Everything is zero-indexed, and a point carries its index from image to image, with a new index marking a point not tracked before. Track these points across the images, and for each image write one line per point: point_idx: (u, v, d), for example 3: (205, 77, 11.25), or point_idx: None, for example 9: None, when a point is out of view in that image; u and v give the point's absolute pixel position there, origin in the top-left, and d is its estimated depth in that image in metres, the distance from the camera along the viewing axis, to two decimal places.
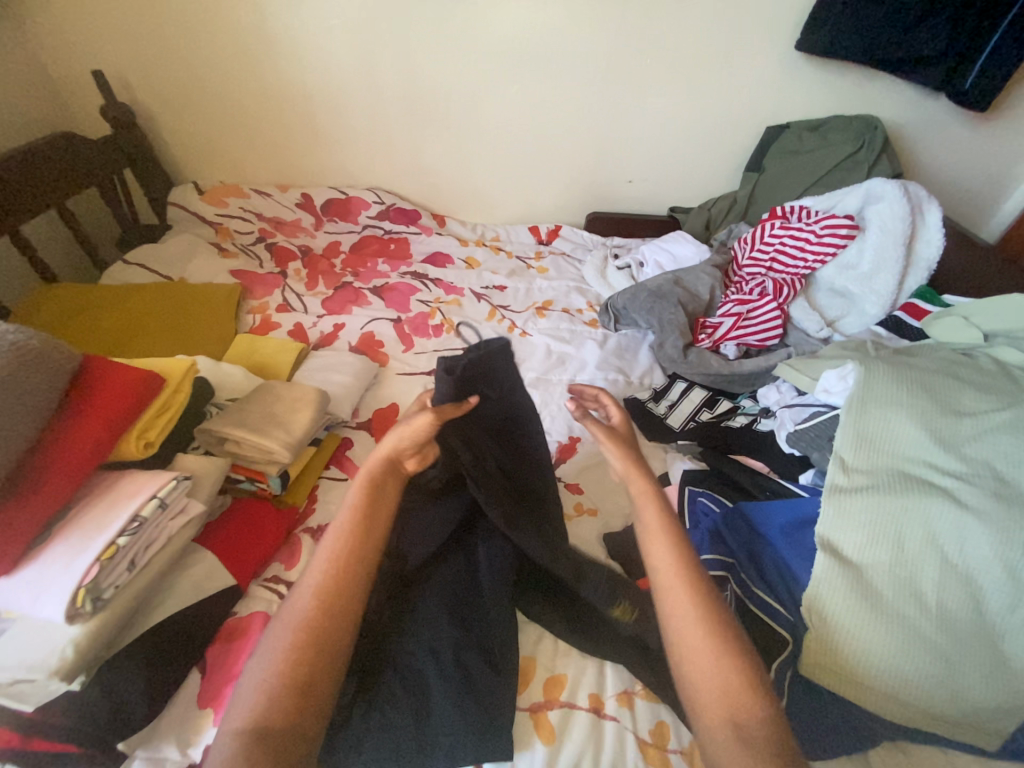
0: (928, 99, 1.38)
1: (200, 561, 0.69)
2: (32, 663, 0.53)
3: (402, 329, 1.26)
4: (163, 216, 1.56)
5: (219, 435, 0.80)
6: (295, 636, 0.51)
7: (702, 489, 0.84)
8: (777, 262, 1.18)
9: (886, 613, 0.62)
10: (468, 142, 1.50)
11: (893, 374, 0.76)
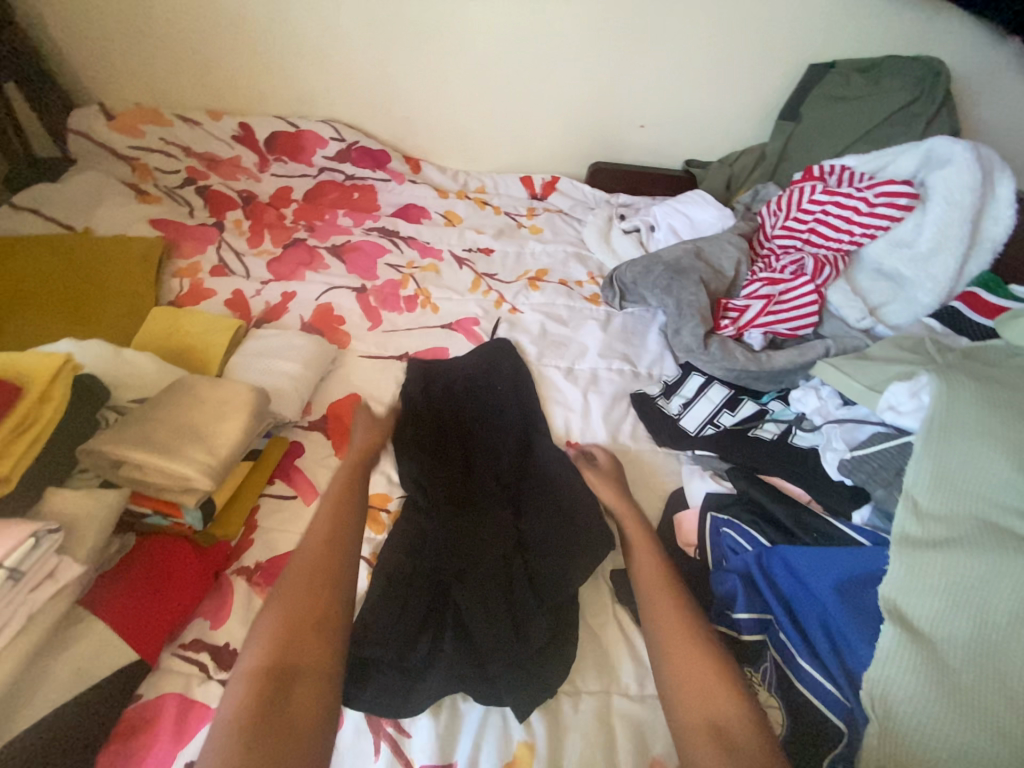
0: (998, 39, 1.16)
1: (84, 636, 0.51)
2: None
3: (367, 301, 1.04)
4: (64, 146, 1.25)
5: (113, 457, 0.60)
6: (256, 681, 0.46)
7: (728, 519, 0.69)
8: (815, 234, 0.99)
9: (973, 705, 0.48)
10: (447, 66, 1.22)
11: (980, 395, 0.61)
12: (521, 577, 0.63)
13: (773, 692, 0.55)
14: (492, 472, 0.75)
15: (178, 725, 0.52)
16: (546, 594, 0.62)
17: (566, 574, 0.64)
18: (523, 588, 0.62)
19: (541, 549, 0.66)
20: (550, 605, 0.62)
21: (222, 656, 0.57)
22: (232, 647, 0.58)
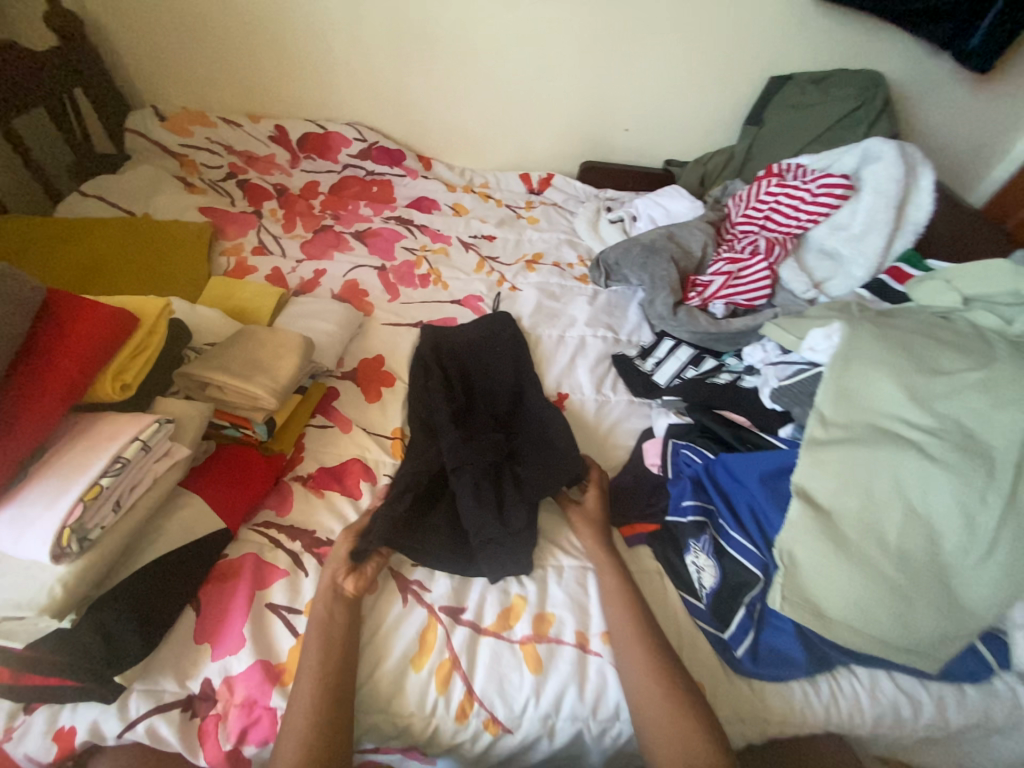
0: (932, 54, 1.34)
1: (187, 504, 0.67)
2: (20, 601, 0.51)
3: (387, 277, 1.21)
4: (121, 144, 1.43)
5: (200, 379, 0.77)
6: (307, 702, 0.56)
7: (686, 442, 0.86)
8: (770, 220, 1.16)
9: (851, 553, 0.66)
10: (457, 77, 1.40)
11: (876, 334, 0.78)
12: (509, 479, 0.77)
13: (708, 555, 0.72)
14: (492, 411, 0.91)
15: (256, 576, 0.67)
16: (529, 492, 0.76)
17: (546, 477, 0.78)
18: (511, 485, 0.77)
19: (525, 460, 0.81)
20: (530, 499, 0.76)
21: (286, 532, 0.73)
22: (294, 526, 0.74)
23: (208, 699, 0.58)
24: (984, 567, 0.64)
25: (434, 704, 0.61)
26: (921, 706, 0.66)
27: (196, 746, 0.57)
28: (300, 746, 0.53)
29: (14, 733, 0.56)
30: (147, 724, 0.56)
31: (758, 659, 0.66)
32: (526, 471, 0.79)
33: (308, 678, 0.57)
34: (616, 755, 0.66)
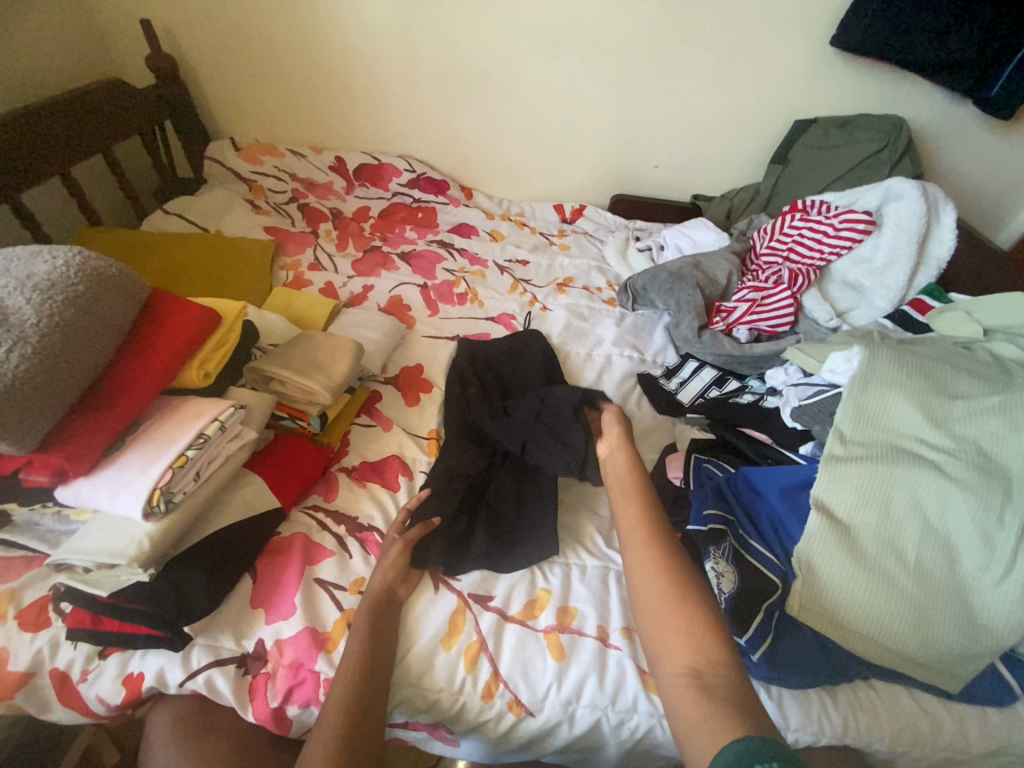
0: (955, 102, 1.40)
1: (250, 482, 0.75)
2: (114, 550, 0.59)
3: (429, 294, 1.30)
4: (199, 170, 1.60)
5: (265, 373, 0.87)
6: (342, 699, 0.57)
7: (708, 456, 0.90)
8: (794, 252, 1.22)
9: (869, 566, 0.68)
10: (500, 117, 1.53)
11: (896, 358, 0.81)
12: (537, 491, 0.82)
13: (728, 562, 0.72)
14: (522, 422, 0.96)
15: (306, 553, 0.73)
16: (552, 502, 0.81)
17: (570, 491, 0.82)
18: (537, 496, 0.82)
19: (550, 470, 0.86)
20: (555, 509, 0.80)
21: (332, 516, 0.80)
22: (337, 512, 0.80)
23: (259, 658, 0.65)
24: (1002, 586, 0.64)
25: (462, 681, 0.66)
26: (942, 725, 0.67)
27: (247, 700, 0.63)
28: (344, 698, 0.57)
29: (89, 675, 0.63)
30: (207, 675, 0.63)
31: (775, 663, 0.66)
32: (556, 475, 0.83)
33: (356, 641, 0.62)
34: (633, 751, 0.68)
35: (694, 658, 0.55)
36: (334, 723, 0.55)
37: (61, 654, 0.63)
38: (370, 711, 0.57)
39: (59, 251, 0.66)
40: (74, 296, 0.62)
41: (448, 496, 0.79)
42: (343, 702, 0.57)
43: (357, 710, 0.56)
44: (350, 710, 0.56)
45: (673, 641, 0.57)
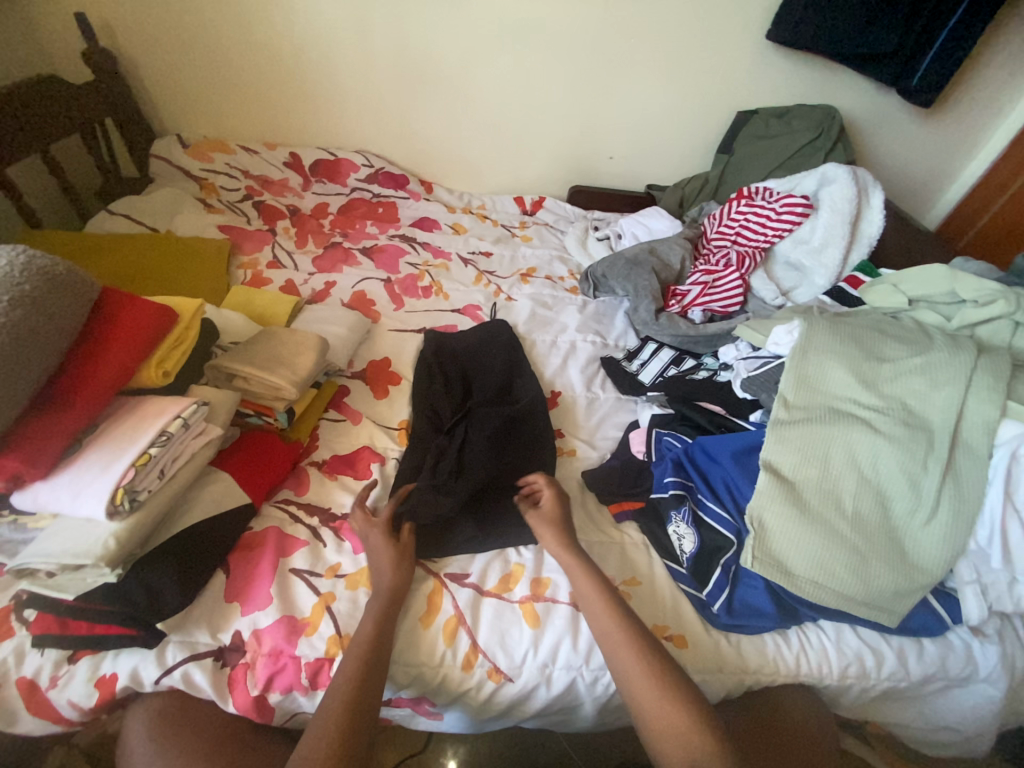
0: (881, 92, 1.51)
1: (217, 478, 0.74)
2: (79, 551, 0.58)
3: (393, 288, 1.30)
4: (145, 168, 1.54)
5: (228, 370, 0.86)
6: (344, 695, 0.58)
7: (667, 430, 0.95)
8: (741, 236, 1.29)
9: (814, 518, 0.74)
10: (457, 111, 1.54)
11: (831, 327, 0.88)
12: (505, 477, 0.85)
13: (687, 526, 0.79)
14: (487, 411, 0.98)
15: (279, 545, 0.74)
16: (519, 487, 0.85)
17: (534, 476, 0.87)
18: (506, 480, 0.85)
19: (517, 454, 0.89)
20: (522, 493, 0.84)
21: (304, 508, 0.80)
22: (311, 504, 0.81)
23: (237, 650, 0.65)
24: (930, 526, 0.72)
25: (442, 655, 0.68)
26: (884, 657, 0.74)
27: (227, 693, 0.64)
28: (348, 691, 0.58)
29: (58, 681, 0.62)
30: (183, 671, 0.63)
31: (733, 612, 0.73)
32: (523, 450, 0.89)
33: (361, 636, 0.63)
34: (607, 707, 0.72)
35: (687, 744, 0.57)
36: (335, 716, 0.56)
37: (28, 662, 0.61)
38: (368, 703, 0.58)
39: (1, 251, 0.64)
40: (21, 295, 0.61)
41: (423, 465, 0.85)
42: (343, 697, 0.57)
43: (356, 704, 0.57)
44: (352, 702, 0.57)
45: (665, 714, 0.59)
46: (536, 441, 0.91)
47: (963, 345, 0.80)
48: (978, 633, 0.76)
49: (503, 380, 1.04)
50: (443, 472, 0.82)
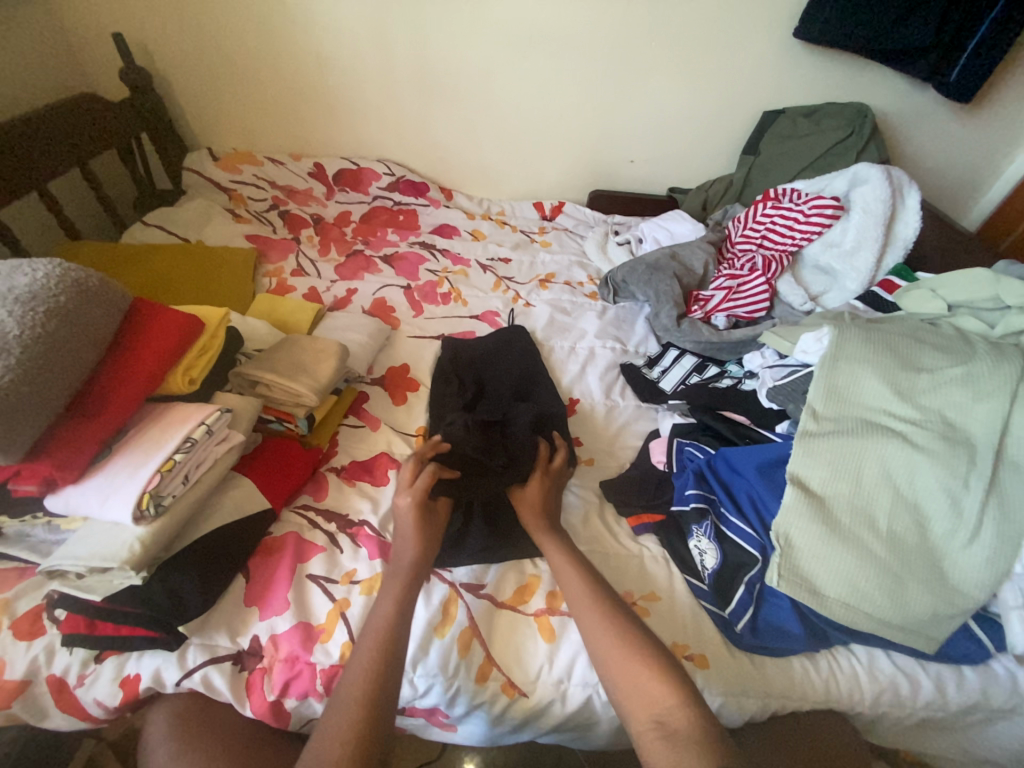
0: (916, 88, 1.45)
1: (239, 484, 0.76)
2: (106, 553, 0.60)
3: (412, 295, 1.31)
4: (177, 180, 1.61)
5: (251, 378, 0.88)
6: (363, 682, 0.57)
7: (689, 439, 0.92)
8: (767, 239, 1.25)
9: (845, 536, 0.71)
10: (476, 118, 1.55)
11: (864, 335, 0.84)
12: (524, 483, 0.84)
13: (710, 541, 0.77)
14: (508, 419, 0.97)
15: (298, 551, 0.75)
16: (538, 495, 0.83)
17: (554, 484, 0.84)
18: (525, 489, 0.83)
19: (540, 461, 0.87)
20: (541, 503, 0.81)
21: (323, 514, 0.81)
22: (330, 510, 0.82)
23: (255, 655, 0.66)
24: (971, 548, 0.68)
25: (456, 669, 0.67)
26: (920, 685, 0.69)
27: (244, 697, 0.64)
28: (364, 678, 0.57)
29: (86, 679, 0.64)
30: (203, 673, 0.64)
31: (757, 632, 0.70)
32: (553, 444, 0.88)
33: (372, 638, 0.61)
34: (624, 726, 0.70)
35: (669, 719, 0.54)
36: (352, 710, 0.54)
37: (58, 660, 0.64)
38: (380, 701, 0.56)
39: (39, 265, 0.67)
40: (55, 306, 0.63)
41: (475, 443, 0.81)
42: (362, 684, 0.56)
43: (371, 697, 0.56)
44: (365, 700, 0.55)
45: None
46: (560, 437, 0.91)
47: (1008, 354, 0.75)
48: None
49: (518, 384, 1.04)
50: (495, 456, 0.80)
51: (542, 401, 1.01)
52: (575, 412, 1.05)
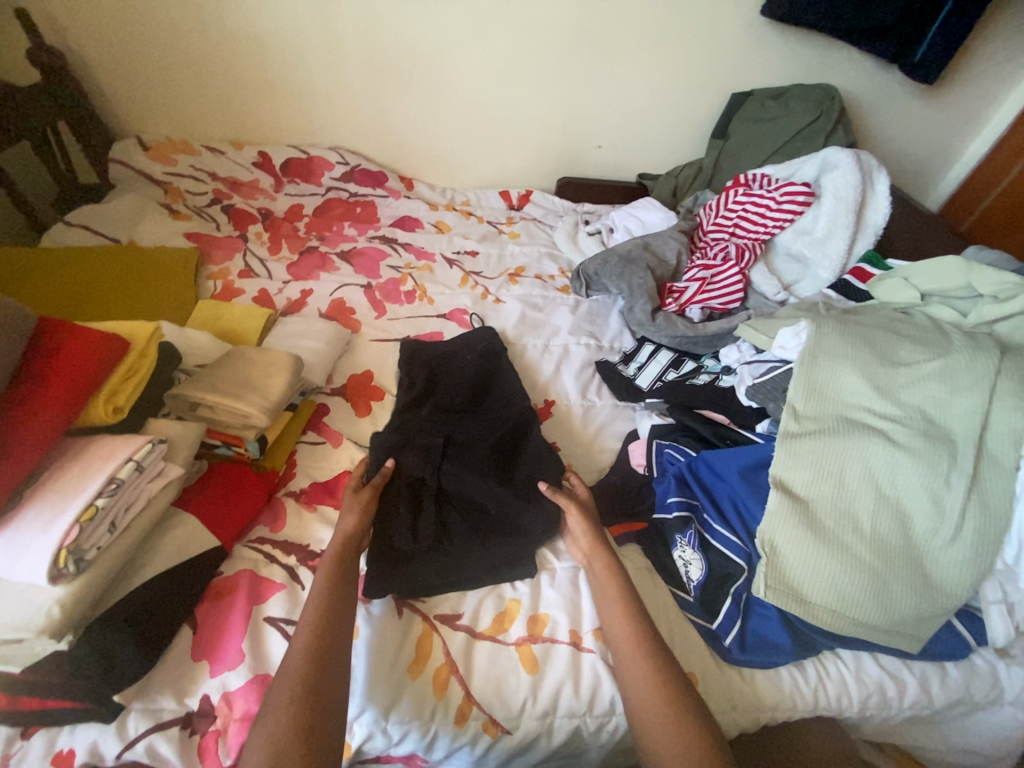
0: (882, 69, 1.43)
1: (181, 524, 0.68)
2: (18, 622, 0.52)
3: (374, 295, 1.23)
4: (105, 174, 1.45)
5: (191, 399, 0.79)
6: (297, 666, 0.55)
7: (669, 441, 0.88)
8: (740, 228, 1.22)
9: (829, 540, 0.69)
10: (435, 102, 1.45)
11: (841, 329, 0.81)
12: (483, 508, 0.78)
13: (694, 550, 0.74)
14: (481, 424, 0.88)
15: (253, 591, 0.68)
16: (501, 522, 0.76)
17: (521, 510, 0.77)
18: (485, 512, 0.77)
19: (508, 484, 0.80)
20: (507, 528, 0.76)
21: (280, 547, 0.74)
22: (288, 541, 0.75)
23: (207, 715, 0.59)
24: (952, 546, 0.67)
25: (433, 712, 0.62)
26: (905, 685, 0.69)
27: (197, 764, 0.57)
28: (301, 662, 0.55)
29: (10, 759, 0.55)
30: (147, 743, 0.57)
31: (746, 647, 0.68)
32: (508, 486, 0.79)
33: (308, 622, 0.59)
34: (614, 751, 0.67)
35: None
36: (287, 700, 0.52)
37: None
38: (321, 713, 0.53)
39: None
40: None
41: (404, 518, 0.74)
42: (297, 671, 0.54)
43: (310, 682, 0.54)
44: (295, 720, 0.51)
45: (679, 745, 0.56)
46: (526, 471, 0.82)
47: (984, 346, 0.74)
48: (1004, 654, 0.71)
49: (481, 393, 0.96)
50: (424, 526, 0.74)
51: (510, 405, 0.94)
52: (550, 413, 1.00)
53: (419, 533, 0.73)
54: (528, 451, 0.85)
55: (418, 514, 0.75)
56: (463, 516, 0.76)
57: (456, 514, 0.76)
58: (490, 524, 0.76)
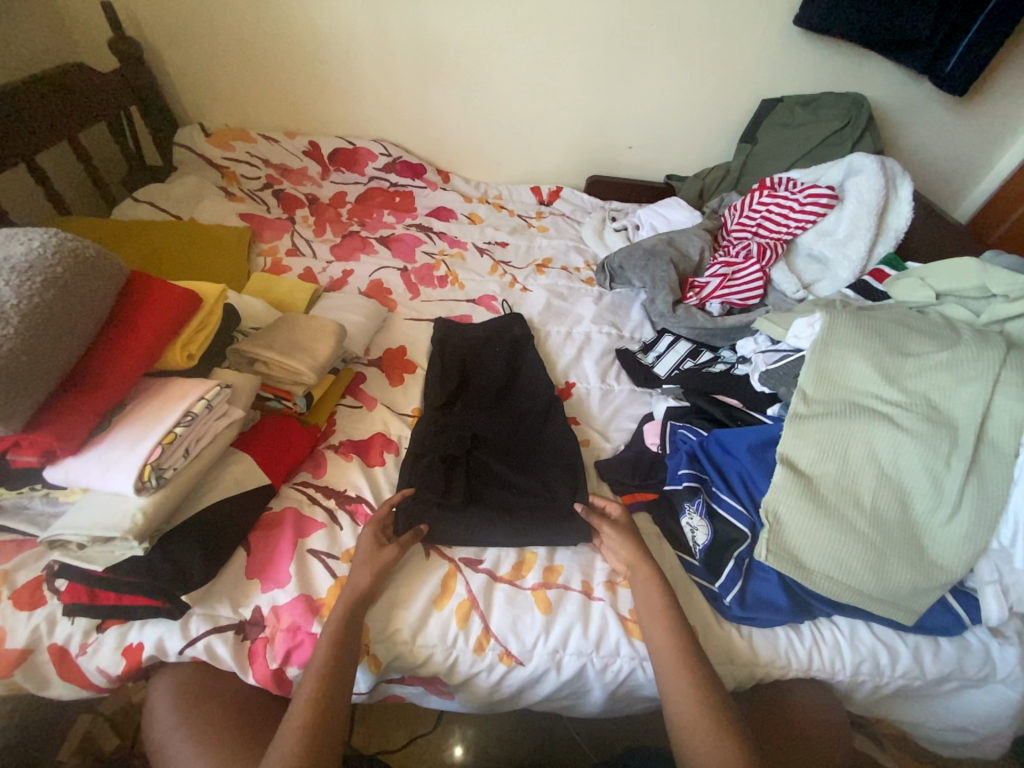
0: (913, 79, 1.46)
1: (238, 460, 0.76)
2: (107, 523, 0.61)
3: (409, 277, 1.31)
4: (169, 156, 1.58)
5: (248, 355, 0.88)
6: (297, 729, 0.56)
7: (682, 422, 0.93)
8: (762, 228, 1.26)
9: (830, 512, 0.73)
10: (475, 100, 1.53)
11: (854, 321, 0.85)
12: (504, 474, 0.85)
13: (701, 518, 0.79)
14: (505, 409, 0.97)
15: (298, 526, 0.76)
16: (523, 485, 0.83)
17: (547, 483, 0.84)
18: (506, 479, 0.84)
19: (530, 462, 0.88)
20: (529, 489, 0.83)
21: (321, 491, 0.81)
22: (329, 487, 0.82)
23: (257, 624, 0.67)
24: (951, 524, 0.71)
25: (455, 638, 0.69)
26: (898, 655, 0.73)
27: (246, 665, 0.66)
28: (299, 726, 0.56)
29: (88, 647, 0.64)
30: (206, 642, 0.65)
31: (745, 605, 0.73)
32: (537, 473, 0.86)
33: (311, 682, 0.59)
34: (616, 695, 0.73)
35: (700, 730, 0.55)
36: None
37: (60, 629, 0.64)
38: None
39: (35, 235, 0.65)
40: (53, 277, 0.62)
41: (434, 478, 0.81)
42: (296, 734, 0.56)
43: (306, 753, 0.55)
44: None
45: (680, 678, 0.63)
46: (547, 457, 0.88)
47: (992, 340, 0.77)
48: (998, 634, 0.74)
49: (507, 382, 1.03)
50: (457, 479, 0.82)
51: (535, 394, 1.01)
52: (571, 394, 1.07)
53: (450, 490, 0.80)
54: (546, 426, 0.94)
55: (450, 479, 0.82)
56: (488, 479, 0.84)
57: (488, 486, 0.83)
58: (513, 489, 0.83)
